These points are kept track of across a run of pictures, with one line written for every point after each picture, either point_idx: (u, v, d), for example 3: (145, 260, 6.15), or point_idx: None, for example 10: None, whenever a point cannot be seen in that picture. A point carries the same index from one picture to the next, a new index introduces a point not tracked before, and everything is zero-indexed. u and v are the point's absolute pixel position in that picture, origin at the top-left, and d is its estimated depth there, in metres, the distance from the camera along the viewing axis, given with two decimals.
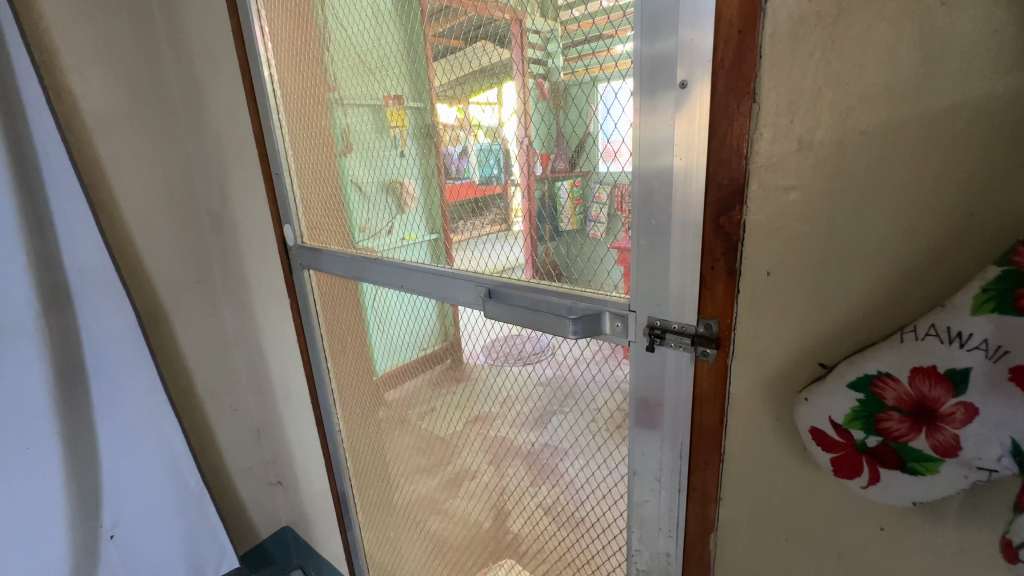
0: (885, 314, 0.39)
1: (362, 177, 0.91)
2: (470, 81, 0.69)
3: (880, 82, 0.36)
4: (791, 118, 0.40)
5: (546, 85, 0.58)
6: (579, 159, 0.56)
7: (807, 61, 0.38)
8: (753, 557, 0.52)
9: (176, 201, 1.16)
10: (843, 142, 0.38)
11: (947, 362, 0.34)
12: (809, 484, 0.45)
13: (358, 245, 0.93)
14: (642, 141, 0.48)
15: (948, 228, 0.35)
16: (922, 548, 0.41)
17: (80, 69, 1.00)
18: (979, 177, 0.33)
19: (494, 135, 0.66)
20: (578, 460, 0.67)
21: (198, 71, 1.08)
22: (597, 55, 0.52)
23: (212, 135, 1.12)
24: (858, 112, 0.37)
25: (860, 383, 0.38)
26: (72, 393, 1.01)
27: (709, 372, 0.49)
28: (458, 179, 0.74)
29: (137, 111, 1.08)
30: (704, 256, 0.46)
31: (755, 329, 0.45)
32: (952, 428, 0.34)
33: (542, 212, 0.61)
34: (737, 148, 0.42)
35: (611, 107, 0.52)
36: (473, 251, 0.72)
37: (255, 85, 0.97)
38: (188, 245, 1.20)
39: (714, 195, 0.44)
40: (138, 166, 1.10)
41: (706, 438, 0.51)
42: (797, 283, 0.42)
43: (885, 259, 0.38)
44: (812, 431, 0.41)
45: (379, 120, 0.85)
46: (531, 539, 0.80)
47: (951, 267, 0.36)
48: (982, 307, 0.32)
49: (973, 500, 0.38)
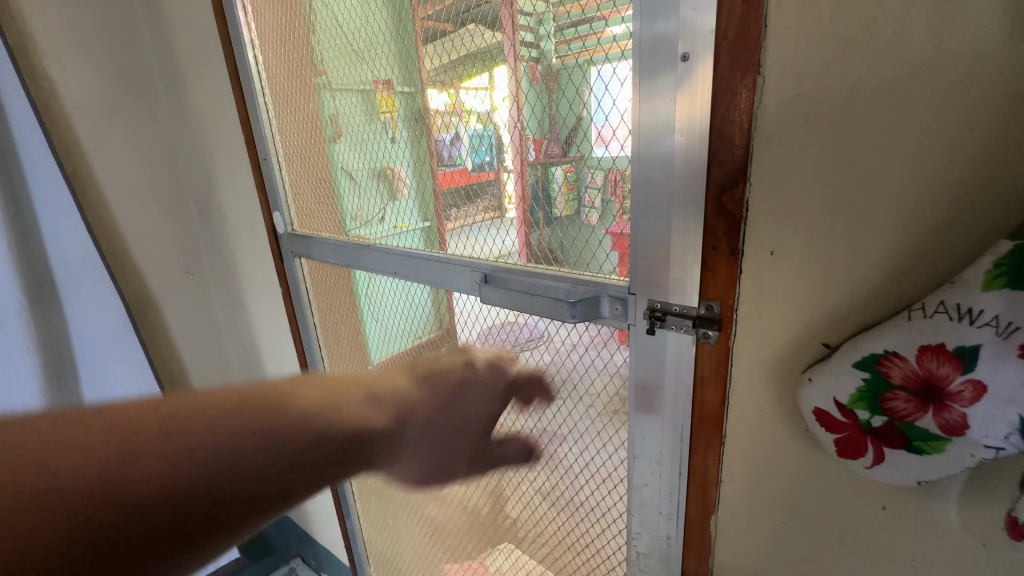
0: (891, 293, 0.38)
1: (352, 163, 0.90)
2: (460, 65, 0.67)
3: (891, 50, 0.34)
4: (797, 91, 0.38)
5: (538, 69, 0.56)
6: (575, 141, 0.55)
7: (813, 30, 0.36)
8: (754, 538, 0.51)
9: (161, 189, 1.13)
10: (849, 115, 0.37)
11: (955, 340, 0.33)
12: (811, 464, 0.45)
13: (349, 233, 0.92)
14: (642, 121, 0.46)
15: (956, 203, 0.34)
16: (924, 527, 0.41)
17: (56, 53, 0.97)
18: (990, 147, 0.32)
19: (487, 121, 0.65)
20: (576, 445, 0.66)
21: (178, 53, 1.04)
22: (593, 35, 0.51)
23: (193, 119, 1.08)
24: (866, 84, 0.36)
25: (867, 362, 0.37)
26: (62, 382, 1.03)
27: (710, 354, 0.48)
28: (449, 165, 0.72)
29: (117, 96, 1.04)
30: (706, 236, 0.45)
31: (758, 310, 0.44)
32: (959, 407, 0.34)
33: (536, 197, 0.60)
34: (739, 123, 0.41)
35: (608, 86, 0.50)
36: (467, 237, 0.70)
37: (239, 71, 0.94)
38: (175, 234, 1.17)
39: (717, 172, 0.43)
40: (122, 156, 1.07)
41: (707, 420, 0.50)
42: (801, 262, 0.41)
43: (892, 236, 0.37)
44: (815, 412, 0.41)
45: (369, 105, 0.83)
46: (529, 524, 0.79)
47: (961, 242, 0.35)
48: (994, 282, 0.31)
49: (978, 477, 0.37)
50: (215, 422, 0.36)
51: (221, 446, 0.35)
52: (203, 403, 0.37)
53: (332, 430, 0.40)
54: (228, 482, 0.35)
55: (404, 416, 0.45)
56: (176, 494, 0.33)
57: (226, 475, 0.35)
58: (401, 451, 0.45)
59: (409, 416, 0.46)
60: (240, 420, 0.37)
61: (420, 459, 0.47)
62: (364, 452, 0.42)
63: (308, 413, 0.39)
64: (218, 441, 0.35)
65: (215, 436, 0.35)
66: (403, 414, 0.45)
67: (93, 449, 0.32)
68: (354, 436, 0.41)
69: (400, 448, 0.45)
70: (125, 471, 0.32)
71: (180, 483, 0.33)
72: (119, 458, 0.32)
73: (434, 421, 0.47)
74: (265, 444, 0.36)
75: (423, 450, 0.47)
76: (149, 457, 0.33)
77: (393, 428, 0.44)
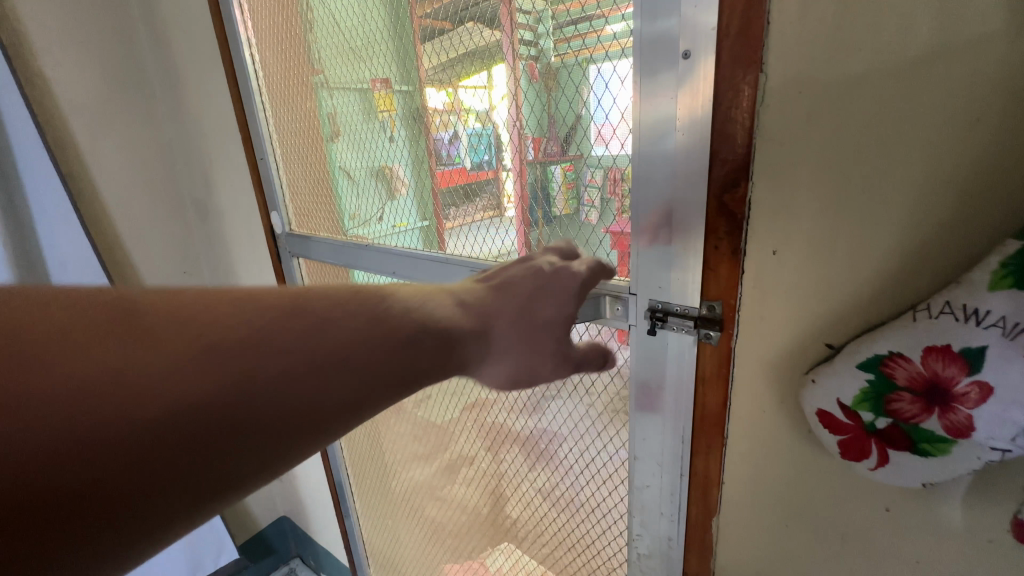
0: (894, 293, 0.37)
1: (349, 162, 0.88)
2: (459, 64, 0.66)
3: (895, 46, 0.34)
4: (799, 89, 0.38)
5: (537, 67, 0.56)
6: (574, 140, 0.54)
7: (816, 28, 0.36)
8: (756, 539, 0.51)
9: (159, 189, 1.13)
10: (852, 113, 0.36)
11: (961, 342, 0.32)
12: (814, 466, 0.45)
13: (348, 233, 0.91)
14: (643, 119, 0.46)
15: (962, 202, 0.34)
16: (929, 530, 0.40)
17: (52, 52, 0.96)
18: (996, 145, 0.32)
19: (486, 120, 0.64)
20: (576, 445, 0.66)
21: (173, 51, 1.03)
22: (593, 33, 0.50)
23: (190, 117, 1.07)
24: (869, 81, 0.35)
25: (871, 363, 0.37)
26: None
27: (712, 355, 0.48)
28: (448, 164, 0.72)
29: (112, 95, 1.04)
30: (708, 235, 0.45)
31: (761, 310, 0.44)
32: (965, 409, 0.33)
33: (536, 196, 0.60)
34: (740, 121, 0.40)
35: (609, 84, 0.49)
36: (466, 237, 0.70)
37: (236, 71, 0.93)
38: (173, 234, 1.16)
39: (719, 171, 0.42)
40: (118, 155, 1.06)
41: (709, 421, 0.50)
42: (803, 262, 0.41)
43: (896, 236, 0.36)
44: (819, 413, 0.41)
45: (366, 104, 0.82)
46: (529, 524, 0.79)
47: (966, 242, 0.34)
48: (1001, 282, 0.31)
49: (983, 479, 0.37)
50: (294, 325, 0.31)
51: (302, 353, 0.30)
52: (274, 301, 0.31)
53: (416, 325, 0.35)
54: (306, 396, 0.30)
55: (495, 315, 0.40)
56: (250, 408, 0.28)
57: (303, 387, 0.30)
58: (491, 350, 0.39)
59: (494, 313, 0.39)
60: (318, 323, 0.32)
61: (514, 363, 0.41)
62: (447, 348, 0.36)
63: (394, 315, 0.35)
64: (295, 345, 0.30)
65: (294, 340, 0.30)
66: (494, 314, 0.40)
67: (153, 347, 0.27)
68: (436, 333, 0.36)
69: (490, 349, 0.39)
70: (194, 376, 0.27)
71: (256, 395, 0.28)
72: (187, 362, 0.27)
73: (520, 323, 0.40)
74: (347, 350, 0.32)
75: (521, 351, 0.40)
76: (224, 364, 0.28)
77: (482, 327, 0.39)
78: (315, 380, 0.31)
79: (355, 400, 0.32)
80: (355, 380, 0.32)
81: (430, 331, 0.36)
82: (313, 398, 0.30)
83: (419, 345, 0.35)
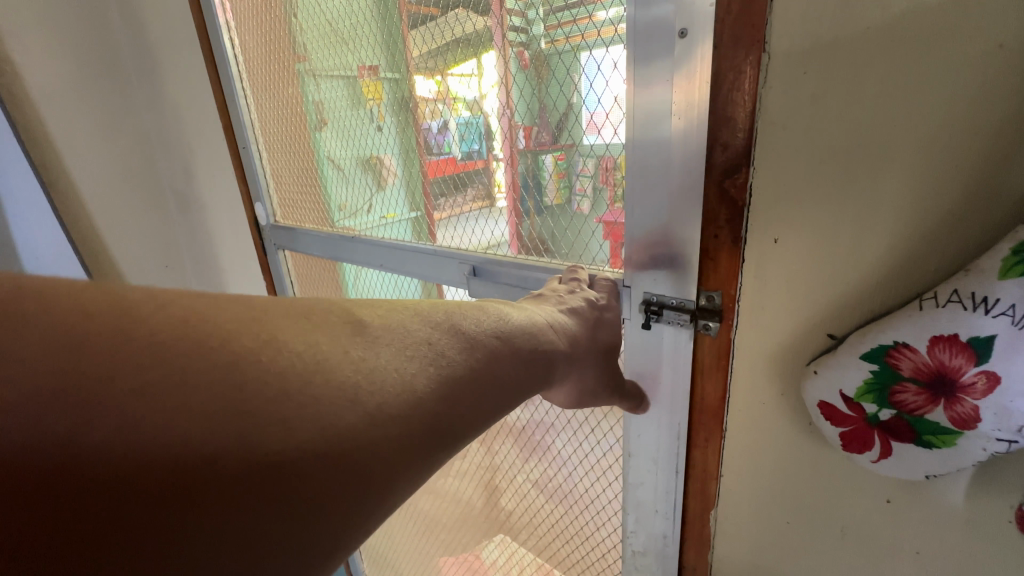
0: (898, 281, 0.37)
1: (336, 152, 0.86)
2: (448, 51, 0.64)
3: (904, 23, 0.32)
4: (804, 70, 0.36)
5: (527, 54, 0.54)
6: (565, 128, 0.53)
7: (823, 6, 0.34)
8: (754, 531, 0.51)
9: (139, 180, 1.09)
10: (856, 95, 0.35)
11: (969, 332, 0.32)
12: (813, 458, 0.44)
13: (337, 224, 0.89)
14: (637, 107, 0.44)
15: (968, 186, 0.33)
16: (928, 522, 0.40)
17: (19, 35, 0.91)
18: (1008, 128, 0.31)
19: (475, 109, 0.62)
20: (566, 435, 0.65)
21: (151, 36, 1.00)
22: (581, 20, 0.48)
23: (170, 104, 1.04)
24: (877, 62, 0.34)
25: (875, 354, 0.36)
26: None
27: (711, 346, 0.46)
28: (437, 154, 0.70)
29: (86, 82, 1.00)
30: (706, 224, 0.43)
31: (760, 301, 0.43)
32: (972, 400, 0.33)
33: (527, 185, 0.58)
34: (742, 104, 0.39)
35: (600, 73, 0.48)
36: (456, 228, 0.68)
37: (216, 59, 0.92)
38: (153, 228, 1.12)
39: (720, 156, 0.41)
40: (92, 145, 1.02)
41: (707, 413, 0.49)
42: (806, 252, 0.40)
43: (900, 223, 0.35)
44: (821, 405, 0.40)
45: (353, 93, 0.79)
46: (520, 516, 0.78)
47: (971, 228, 0.33)
48: (1011, 270, 0.30)
49: (987, 470, 0.36)
50: (354, 356, 0.27)
51: (381, 412, 0.26)
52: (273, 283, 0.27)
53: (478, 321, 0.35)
54: (381, 464, 0.25)
55: (573, 341, 0.43)
56: (315, 481, 0.22)
57: (369, 465, 0.24)
58: (575, 375, 0.43)
59: (578, 339, 0.43)
60: (380, 359, 0.28)
61: (593, 382, 0.45)
62: (545, 365, 0.38)
63: (465, 333, 0.34)
64: (373, 398, 0.26)
65: (374, 393, 0.26)
66: (572, 339, 0.43)
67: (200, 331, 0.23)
68: (528, 345, 0.37)
69: (576, 370, 0.43)
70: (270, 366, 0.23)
71: (335, 449, 0.23)
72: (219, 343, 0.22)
73: (593, 355, 0.45)
74: (423, 388, 0.28)
75: (595, 368, 0.45)
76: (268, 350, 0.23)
77: (570, 349, 0.42)
78: (387, 451, 0.25)
79: (436, 440, 0.28)
80: (429, 440, 0.28)
81: (513, 341, 0.36)
82: (388, 465, 0.25)
83: (481, 376, 0.32)
